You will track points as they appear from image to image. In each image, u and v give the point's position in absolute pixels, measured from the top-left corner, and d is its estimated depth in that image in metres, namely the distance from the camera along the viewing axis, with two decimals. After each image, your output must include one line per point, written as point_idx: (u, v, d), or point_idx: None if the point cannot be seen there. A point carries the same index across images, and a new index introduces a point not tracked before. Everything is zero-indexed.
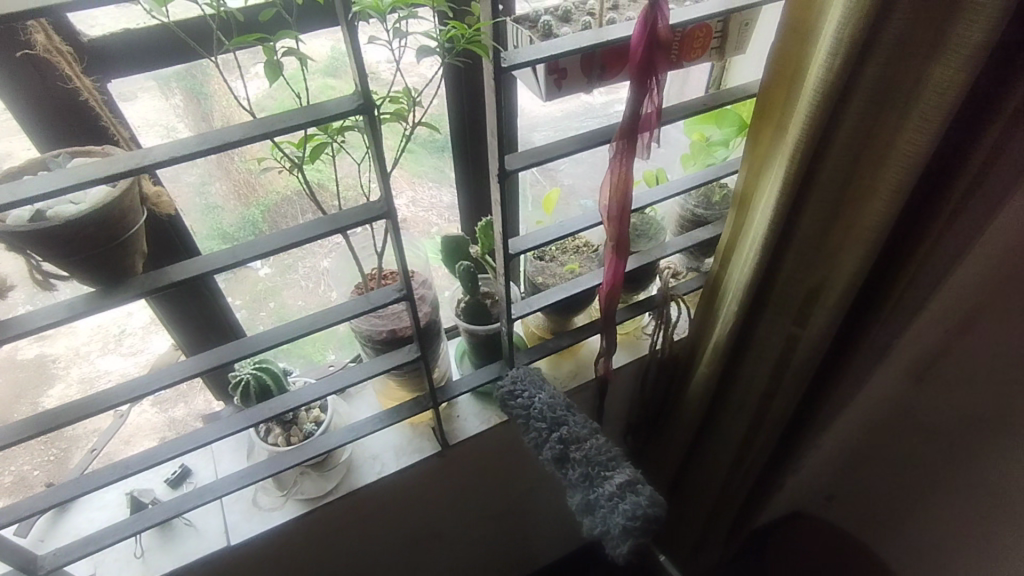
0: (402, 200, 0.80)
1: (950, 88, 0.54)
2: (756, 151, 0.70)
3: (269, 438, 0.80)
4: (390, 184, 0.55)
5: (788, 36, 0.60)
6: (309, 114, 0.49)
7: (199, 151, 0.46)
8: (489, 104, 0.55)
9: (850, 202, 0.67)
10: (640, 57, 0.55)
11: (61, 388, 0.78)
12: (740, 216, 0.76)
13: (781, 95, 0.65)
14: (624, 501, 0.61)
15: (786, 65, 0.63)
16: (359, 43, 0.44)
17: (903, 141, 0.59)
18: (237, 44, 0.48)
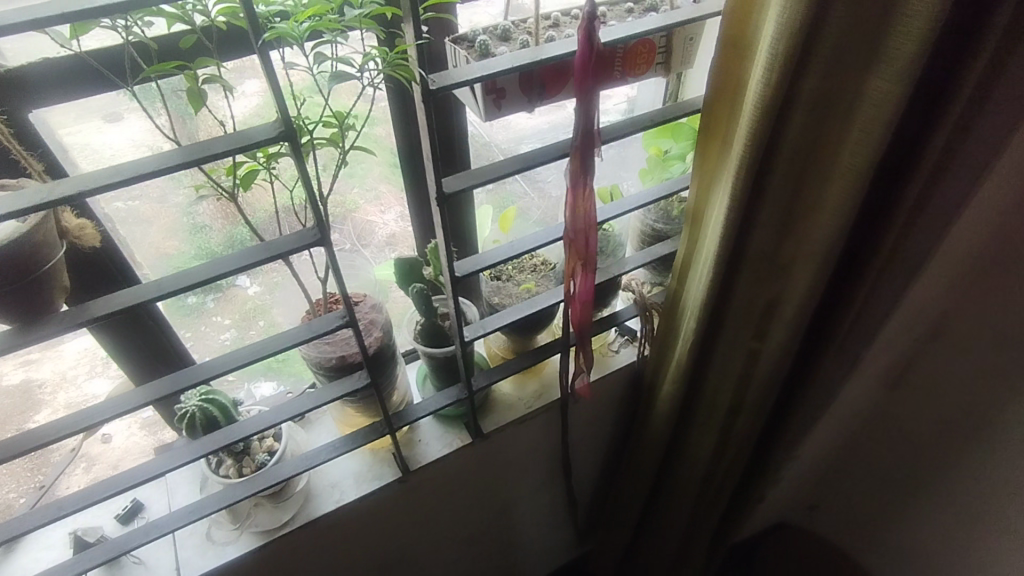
0: (367, 219, 0.79)
1: (886, 101, 0.53)
2: (703, 167, 0.69)
3: (220, 470, 0.78)
4: (321, 211, 0.53)
5: (725, 51, 0.59)
6: (235, 140, 0.48)
7: (109, 184, 0.45)
8: (423, 127, 0.53)
9: (798, 216, 0.66)
10: (583, 75, 0.51)
11: (49, 413, 0.74)
12: (693, 231, 0.75)
13: (724, 110, 0.63)
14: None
15: (727, 78, 0.61)
16: (273, 69, 0.43)
17: (845, 155, 0.59)
18: (155, 72, 0.47)
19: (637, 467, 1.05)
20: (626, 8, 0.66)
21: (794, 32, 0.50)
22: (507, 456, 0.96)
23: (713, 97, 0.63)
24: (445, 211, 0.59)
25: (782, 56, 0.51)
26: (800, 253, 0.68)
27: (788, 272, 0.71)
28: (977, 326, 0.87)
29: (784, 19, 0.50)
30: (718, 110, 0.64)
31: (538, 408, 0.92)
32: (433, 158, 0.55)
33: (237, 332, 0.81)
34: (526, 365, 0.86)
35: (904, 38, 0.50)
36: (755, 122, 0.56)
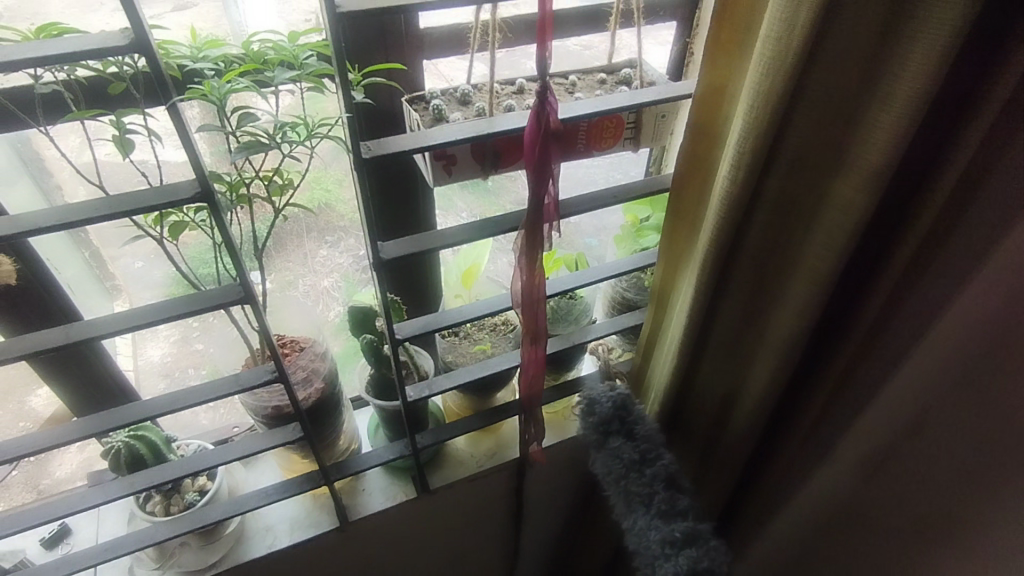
0: (319, 261, 0.76)
1: (851, 212, 0.50)
2: (670, 247, 0.65)
3: (147, 506, 0.75)
4: (246, 268, 0.51)
5: (695, 138, 0.56)
6: (159, 194, 0.46)
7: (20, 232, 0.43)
8: (359, 193, 0.51)
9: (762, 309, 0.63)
10: (534, 152, 0.50)
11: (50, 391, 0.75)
12: (659, 311, 0.72)
13: (694, 195, 0.60)
14: (676, 505, 0.66)
15: (697, 165, 0.58)
16: (186, 127, 0.41)
17: (807, 259, 0.55)
18: (74, 118, 0.45)
19: (592, 536, 1.00)
20: (598, 78, 0.64)
21: (760, 126, 0.47)
22: (455, 511, 0.93)
23: (682, 178, 0.60)
24: (380, 276, 0.57)
25: (746, 150, 0.48)
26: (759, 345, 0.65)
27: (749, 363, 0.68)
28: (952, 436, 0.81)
29: (750, 119, 0.47)
30: (685, 192, 0.60)
31: (490, 468, 0.89)
32: (370, 223, 0.53)
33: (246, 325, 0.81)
34: (478, 425, 0.83)
35: (869, 149, 0.46)
36: (719, 219, 0.53)
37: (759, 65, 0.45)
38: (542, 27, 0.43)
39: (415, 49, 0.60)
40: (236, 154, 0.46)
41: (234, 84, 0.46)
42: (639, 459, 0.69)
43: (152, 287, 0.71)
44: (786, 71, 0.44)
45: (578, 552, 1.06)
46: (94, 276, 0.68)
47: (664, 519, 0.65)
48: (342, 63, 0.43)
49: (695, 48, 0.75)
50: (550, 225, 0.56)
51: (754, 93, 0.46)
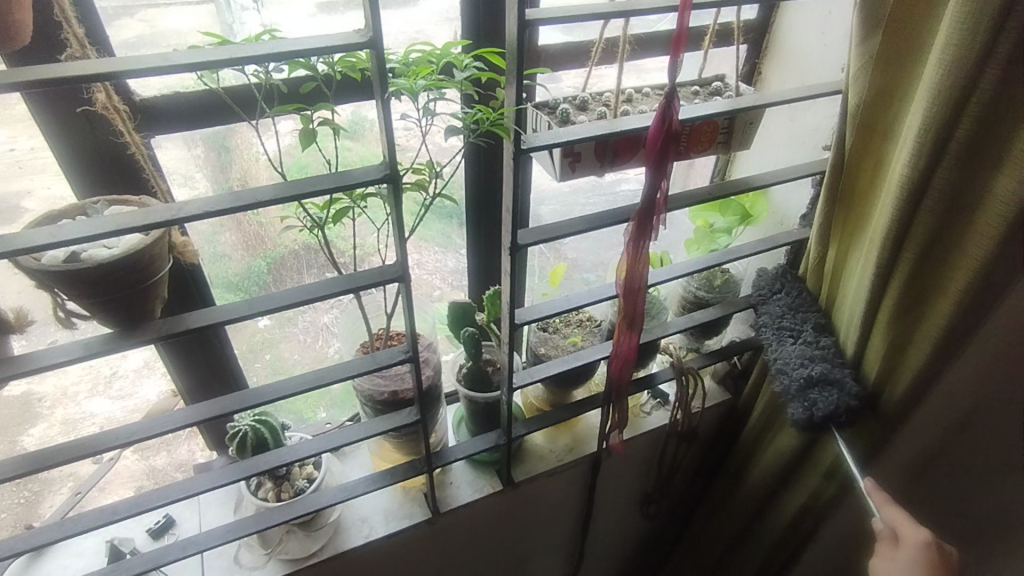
0: (416, 260, 0.82)
1: (1019, 195, 0.52)
2: (846, 227, 0.69)
3: (258, 493, 0.79)
4: (406, 249, 0.57)
5: (876, 116, 0.61)
6: (337, 180, 0.51)
7: (229, 208, 0.49)
8: (506, 182, 0.58)
9: (920, 298, 0.64)
10: (653, 149, 0.55)
11: (43, 427, 0.75)
12: (831, 290, 0.75)
13: (872, 173, 0.65)
14: (822, 340, 0.73)
15: (879, 145, 0.63)
16: (391, 115, 0.48)
17: (973, 242, 0.57)
18: (277, 112, 0.52)
19: (706, 523, 1.06)
20: (692, 90, 0.72)
21: (945, 102, 0.51)
22: (534, 505, 0.97)
23: (863, 156, 0.64)
24: (515, 261, 0.63)
25: (935, 121, 0.52)
26: (909, 327, 0.66)
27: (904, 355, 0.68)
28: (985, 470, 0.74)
29: (941, 88, 0.51)
30: (864, 170, 0.65)
31: (570, 461, 0.93)
32: (514, 211, 0.60)
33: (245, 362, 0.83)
34: (563, 417, 0.88)
35: None
36: (902, 191, 0.57)
37: (949, 42, 0.50)
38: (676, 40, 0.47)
39: (534, 64, 0.68)
40: (446, 135, 0.54)
41: (417, 83, 0.54)
42: (795, 304, 0.76)
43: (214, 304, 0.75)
44: (979, 45, 0.48)
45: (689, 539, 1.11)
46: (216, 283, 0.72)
47: (807, 388, 0.70)
48: (521, 61, 0.49)
49: (763, 67, 0.84)
50: (659, 217, 0.61)
51: (946, 64, 0.50)
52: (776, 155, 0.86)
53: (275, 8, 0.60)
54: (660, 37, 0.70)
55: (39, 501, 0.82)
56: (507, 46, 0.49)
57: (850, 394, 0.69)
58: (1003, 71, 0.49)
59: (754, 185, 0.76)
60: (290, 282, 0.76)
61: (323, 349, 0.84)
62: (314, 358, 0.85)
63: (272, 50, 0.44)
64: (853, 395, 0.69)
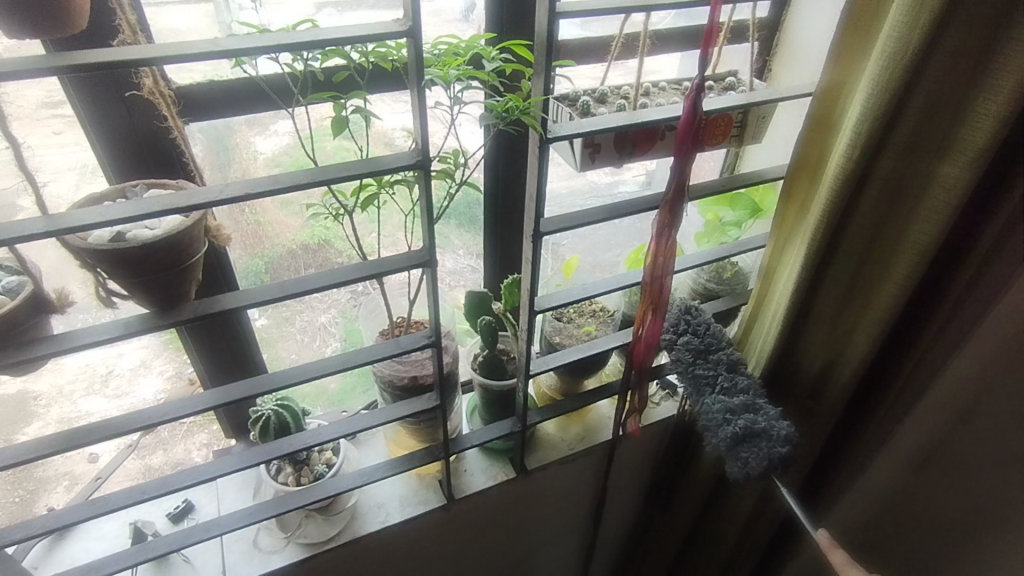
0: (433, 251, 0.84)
1: (954, 188, 0.60)
2: (780, 227, 0.78)
3: (278, 477, 0.80)
4: (434, 235, 0.59)
5: (812, 128, 0.69)
6: (369, 166, 0.53)
7: (268, 191, 0.50)
8: (533, 171, 0.60)
9: (865, 280, 0.73)
10: (682, 139, 0.57)
11: (38, 426, 0.76)
12: (763, 286, 0.84)
13: (803, 178, 0.73)
14: (737, 382, 0.73)
15: (811, 152, 0.71)
16: (425, 104, 0.50)
17: (914, 230, 0.65)
18: (312, 100, 0.54)
19: (665, 525, 1.09)
20: (706, 84, 0.74)
21: (883, 102, 0.60)
22: (546, 492, 0.98)
23: (800, 163, 0.72)
24: (537, 247, 0.65)
25: (872, 119, 0.61)
26: (857, 306, 0.74)
27: (850, 333, 0.76)
28: (971, 459, 0.80)
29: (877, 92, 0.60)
30: (799, 176, 0.73)
31: (581, 450, 0.95)
32: (539, 198, 0.61)
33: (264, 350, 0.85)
34: (577, 406, 0.90)
35: (979, 121, 0.56)
36: (838, 185, 0.66)
37: (887, 50, 0.58)
38: (709, 34, 0.50)
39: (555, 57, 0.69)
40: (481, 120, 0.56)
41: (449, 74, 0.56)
42: (703, 347, 0.77)
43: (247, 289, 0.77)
44: (915, 51, 0.56)
45: (653, 538, 1.13)
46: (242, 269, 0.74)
47: (734, 446, 0.68)
48: (551, 52, 0.51)
49: (774, 64, 0.86)
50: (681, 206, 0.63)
51: (882, 74, 0.59)
52: (786, 150, 0.88)
53: (272, 10, 0.60)
54: (678, 32, 0.72)
55: (32, 501, 0.82)
56: (538, 37, 0.51)
57: (777, 441, 0.66)
58: (940, 70, 0.58)
59: (765, 178, 0.78)
60: (285, 279, 0.77)
61: (319, 348, 0.85)
62: (311, 357, 0.86)
63: (315, 38, 0.45)
64: (780, 438, 0.67)
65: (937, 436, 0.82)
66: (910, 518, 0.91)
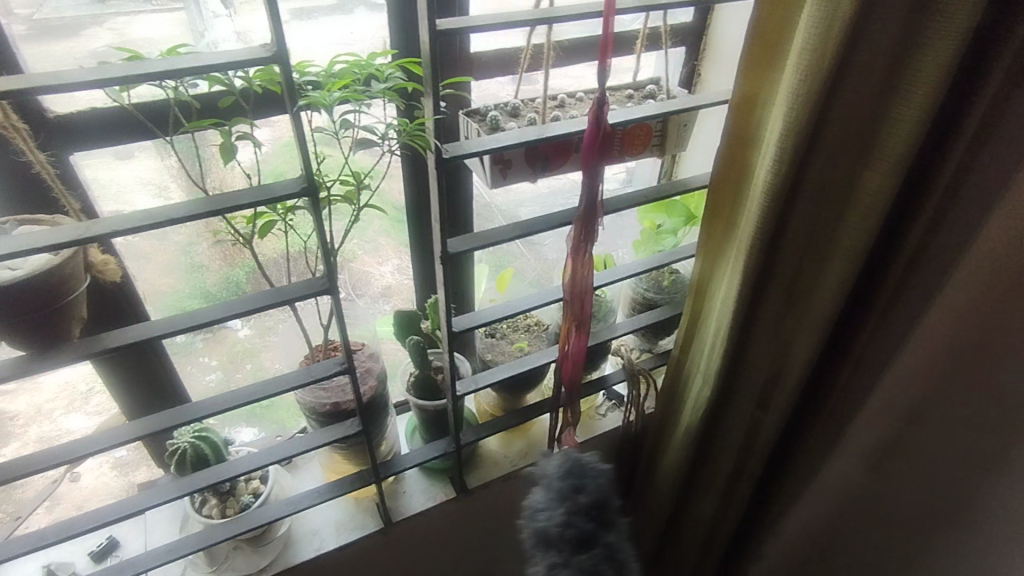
0: (359, 270, 0.81)
1: (880, 190, 0.58)
2: (710, 237, 0.73)
3: (203, 510, 0.78)
4: (333, 262, 0.57)
5: (732, 138, 0.64)
6: (260, 194, 0.51)
7: (148, 225, 0.48)
8: (432, 192, 0.58)
9: (801, 292, 0.69)
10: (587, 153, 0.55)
11: (17, 447, 0.72)
12: (697, 303, 0.79)
13: (731, 189, 0.68)
14: None
15: (735, 161, 0.66)
16: (305, 132, 0.48)
17: (846, 235, 0.63)
18: (193, 128, 0.51)
19: (629, 541, 1.07)
20: (626, 94, 0.71)
21: (806, 111, 0.54)
22: (492, 510, 0.97)
23: (722, 174, 0.68)
24: (446, 268, 0.63)
25: (794, 132, 0.55)
26: (802, 321, 0.72)
27: (790, 344, 0.73)
28: (922, 450, 0.81)
29: (795, 102, 0.54)
30: (723, 189, 0.68)
31: (524, 466, 0.94)
32: (444, 218, 0.59)
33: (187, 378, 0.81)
34: (516, 422, 0.88)
35: (901, 120, 0.54)
36: (766, 203, 0.60)
37: (801, 53, 0.52)
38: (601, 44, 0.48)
39: (466, 71, 0.67)
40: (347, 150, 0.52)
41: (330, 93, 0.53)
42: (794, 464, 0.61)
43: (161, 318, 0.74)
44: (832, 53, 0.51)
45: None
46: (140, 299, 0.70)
47: None
48: (436, 71, 0.49)
49: (703, 69, 0.84)
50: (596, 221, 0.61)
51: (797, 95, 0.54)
52: None
53: (248, 16, 0.60)
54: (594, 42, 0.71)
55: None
56: (424, 58, 0.49)
57: None
58: (858, 70, 0.54)
59: (694, 185, 0.77)
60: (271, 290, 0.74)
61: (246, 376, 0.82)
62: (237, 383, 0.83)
63: (189, 64, 0.44)
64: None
65: (891, 432, 0.83)
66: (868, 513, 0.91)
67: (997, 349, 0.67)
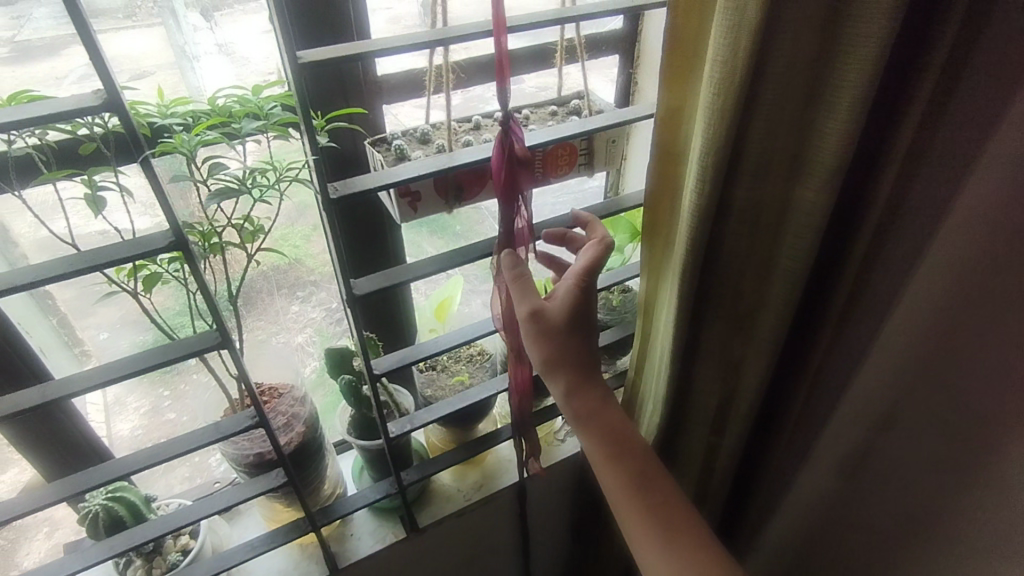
0: (287, 306, 0.78)
1: (817, 206, 0.54)
2: (651, 257, 0.69)
3: (128, 571, 0.74)
4: (221, 316, 0.53)
5: (660, 154, 0.60)
6: (127, 248, 0.47)
7: (5, 291, 0.43)
8: (328, 234, 0.53)
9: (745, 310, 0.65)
10: (501, 179, 0.48)
11: (20, 470, 0.74)
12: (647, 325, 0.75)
13: (664, 207, 0.64)
14: None
15: (669, 174, 0.61)
16: (160, 181, 0.43)
17: (786, 253, 0.58)
18: (46, 181, 0.47)
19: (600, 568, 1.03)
20: (549, 110, 0.68)
21: (726, 128, 0.49)
22: (449, 546, 0.93)
23: (655, 193, 0.63)
24: (353, 310, 0.58)
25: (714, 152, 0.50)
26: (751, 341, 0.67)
27: (740, 366, 0.69)
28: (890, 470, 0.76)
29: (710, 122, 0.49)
30: (658, 209, 0.64)
31: (478, 500, 0.89)
32: (342, 261, 0.55)
33: (110, 431, 0.77)
34: (462, 457, 0.84)
35: (828, 133, 0.50)
36: (693, 227, 0.55)
37: (715, 62, 0.47)
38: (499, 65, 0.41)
39: (374, 96, 0.63)
40: (209, 200, 0.48)
41: (192, 137, 0.49)
42: None
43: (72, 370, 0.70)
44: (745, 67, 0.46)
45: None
46: (62, 342, 0.68)
47: None
48: (305, 108, 0.45)
49: (639, 77, 0.80)
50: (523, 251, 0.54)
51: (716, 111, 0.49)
52: None
53: (229, 26, 0.58)
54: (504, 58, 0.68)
55: None
56: (293, 92, 0.45)
57: None
58: (778, 81, 0.50)
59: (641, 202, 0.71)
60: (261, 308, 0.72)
61: (176, 422, 0.79)
62: (165, 431, 0.79)
63: (35, 116, 0.38)
64: None
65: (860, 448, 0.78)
66: (839, 534, 0.87)
67: (961, 359, 0.63)
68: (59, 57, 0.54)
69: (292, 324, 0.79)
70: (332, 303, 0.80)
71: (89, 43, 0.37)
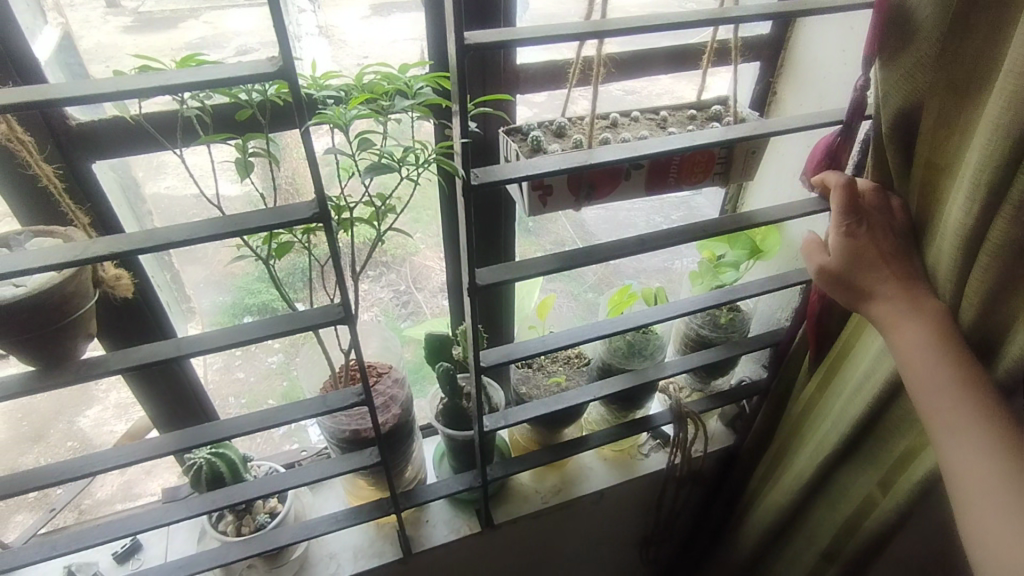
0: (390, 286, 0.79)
1: None
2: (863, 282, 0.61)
3: (219, 525, 0.77)
4: (349, 291, 0.53)
5: (926, 139, 0.52)
6: (272, 215, 0.47)
7: (165, 244, 0.44)
8: (463, 222, 0.52)
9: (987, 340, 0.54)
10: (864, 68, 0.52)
11: (98, 409, 0.78)
12: (836, 355, 0.68)
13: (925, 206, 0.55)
14: None
15: (933, 168, 0.53)
16: (316, 149, 0.43)
17: None
18: (207, 141, 0.48)
19: None
20: (688, 114, 0.65)
21: None
22: (521, 544, 0.91)
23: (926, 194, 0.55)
24: (473, 300, 0.57)
25: (1000, 141, 0.44)
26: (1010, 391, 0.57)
27: None
28: None
29: (1005, 98, 0.43)
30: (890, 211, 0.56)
31: (556, 505, 0.88)
32: (471, 249, 0.54)
33: (214, 386, 0.81)
34: (548, 459, 0.82)
35: None
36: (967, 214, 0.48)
37: (1019, 55, 0.42)
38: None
39: (511, 84, 0.62)
40: (360, 175, 0.47)
41: (345, 111, 0.49)
42: None
43: (188, 324, 0.73)
44: None
45: None
46: (174, 299, 0.71)
47: None
48: (464, 89, 0.44)
49: (779, 87, 0.76)
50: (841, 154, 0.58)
51: (1007, 110, 0.43)
52: (789, 184, 0.79)
53: (332, 10, 0.58)
54: (644, 56, 0.66)
55: None
56: (450, 72, 0.44)
57: None
58: None
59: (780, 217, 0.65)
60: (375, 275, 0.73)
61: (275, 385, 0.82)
62: (264, 393, 0.82)
63: (205, 79, 0.39)
64: None
65: None
66: None
67: None
68: (177, 30, 0.56)
69: (362, 301, 0.80)
70: (401, 285, 0.80)
71: (278, 13, 0.38)
